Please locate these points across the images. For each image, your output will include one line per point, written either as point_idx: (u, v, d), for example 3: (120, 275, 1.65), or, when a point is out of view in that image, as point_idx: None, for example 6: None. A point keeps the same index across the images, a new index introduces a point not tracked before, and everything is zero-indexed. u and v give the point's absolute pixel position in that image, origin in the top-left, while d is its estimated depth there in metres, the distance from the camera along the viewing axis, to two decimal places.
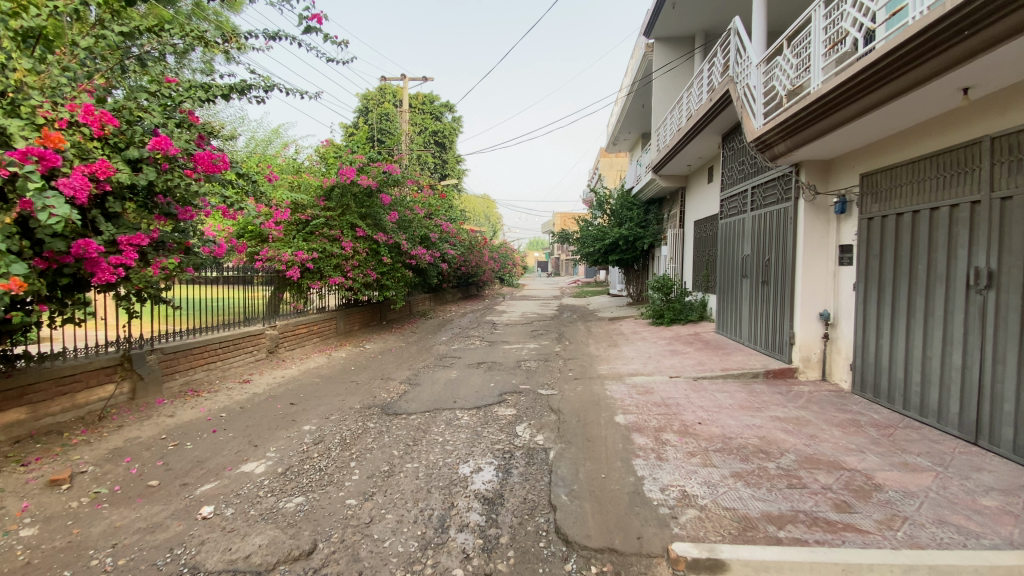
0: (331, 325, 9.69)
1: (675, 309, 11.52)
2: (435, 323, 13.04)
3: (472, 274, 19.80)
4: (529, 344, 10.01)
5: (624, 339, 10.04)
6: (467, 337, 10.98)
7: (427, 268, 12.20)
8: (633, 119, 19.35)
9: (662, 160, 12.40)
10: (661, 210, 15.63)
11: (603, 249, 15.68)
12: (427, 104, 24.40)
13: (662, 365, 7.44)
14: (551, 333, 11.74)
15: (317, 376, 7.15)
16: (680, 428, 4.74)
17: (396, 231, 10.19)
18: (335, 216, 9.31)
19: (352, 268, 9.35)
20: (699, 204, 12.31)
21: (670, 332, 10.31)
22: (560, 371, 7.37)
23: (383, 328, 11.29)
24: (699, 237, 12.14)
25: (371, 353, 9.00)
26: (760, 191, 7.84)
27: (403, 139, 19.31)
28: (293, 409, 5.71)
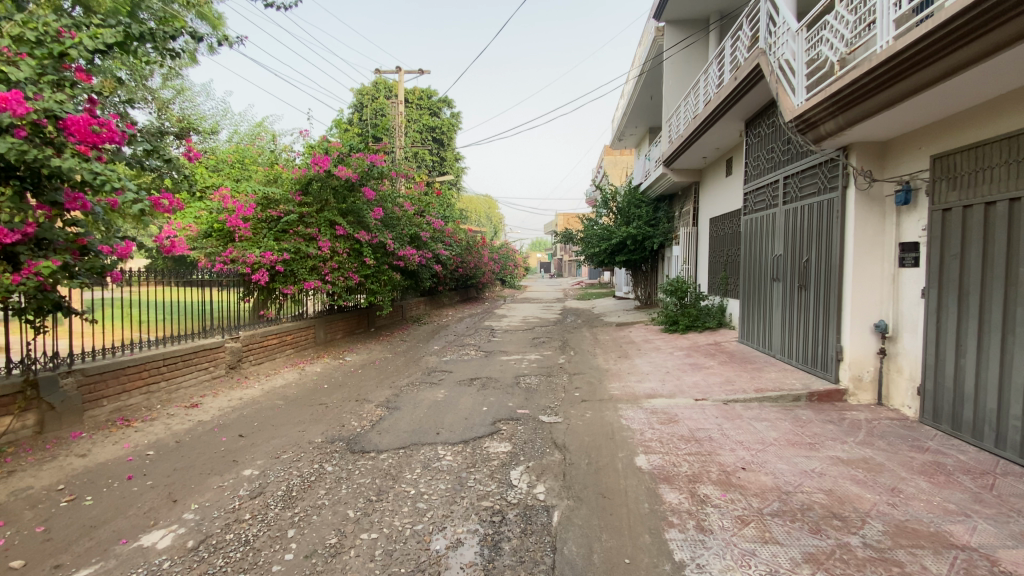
0: (309, 335, 8.66)
1: (690, 315, 10.45)
2: (428, 330, 12.01)
3: (470, 276, 18.74)
4: (529, 354, 8.96)
5: (635, 349, 8.99)
6: (462, 346, 9.95)
7: (419, 271, 11.15)
8: (640, 112, 18.30)
9: (675, 151, 11.35)
10: (672, 207, 14.56)
11: (609, 249, 14.61)
12: (424, 98, 23.36)
13: (684, 383, 6.38)
14: (555, 342, 10.69)
15: (280, 398, 6.12)
16: (721, 478, 3.70)
17: (382, 229, 9.14)
18: (311, 213, 8.30)
19: (330, 271, 8.31)
20: (716, 201, 11.24)
21: (686, 342, 9.24)
22: (565, 391, 6.33)
23: (369, 336, 10.25)
24: (716, 236, 11.07)
25: (351, 366, 7.96)
26: (796, 181, 6.80)
27: (398, 134, 18.30)
28: (240, 444, 4.69)
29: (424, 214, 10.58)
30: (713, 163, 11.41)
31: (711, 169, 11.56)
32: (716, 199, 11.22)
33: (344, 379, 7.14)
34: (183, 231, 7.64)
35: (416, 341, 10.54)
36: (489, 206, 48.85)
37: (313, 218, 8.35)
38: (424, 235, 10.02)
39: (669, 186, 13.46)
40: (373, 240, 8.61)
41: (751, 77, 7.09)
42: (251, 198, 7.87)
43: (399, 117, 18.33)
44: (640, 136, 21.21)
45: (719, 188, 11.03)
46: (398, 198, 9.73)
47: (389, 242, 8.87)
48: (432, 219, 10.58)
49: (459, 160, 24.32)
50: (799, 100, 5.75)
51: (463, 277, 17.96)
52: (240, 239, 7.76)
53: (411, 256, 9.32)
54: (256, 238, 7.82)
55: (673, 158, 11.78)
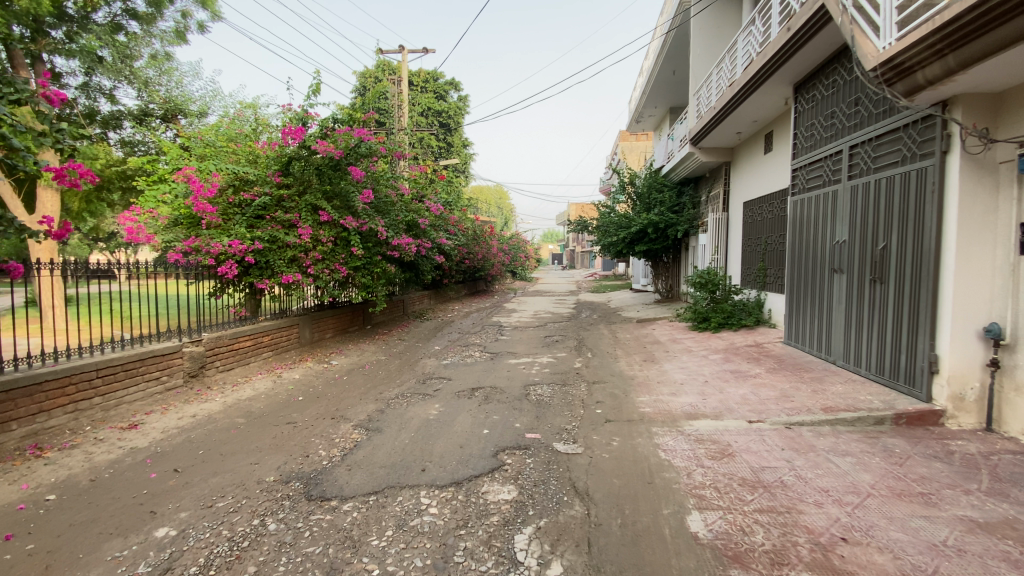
0: (293, 334, 7.65)
1: (723, 312, 9.25)
2: (430, 327, 10.98)
3: (478, 267, 17.65)
4: (541, 357, 7.87)
5: (662, 352, 7.84)
6: (465, 346, 8.89)
7: (418, 264, 10.07)
8: (661, 90, 16.99)
9: (706, 127, 10.11)
10: (697, 192, 13.28)
11: (628, 238, 13.41)
12: (430, 81, 22.15)
13: (730, 399, 5.24)
14: (570, 341, 9.56)
15: (242, 415, 5.10)
16: (817, 559, 2.58)
17: (373, 215, 8.05)
18: (292, 196, 7.29)
19: (313, 262, 7.22)
20: (752, 182, 9.97)
21: (721, 343, 8.05)
22: (585, 407, 5.23)
23: (363, 335, 9.22)
24: (753, 223, 9.81)
25: (334, 372, 6.92)
26: (868, 150, 5.58)
27: (401, 117, 17.20)
28: (173, 484, 3.69)
29: (423, 199, 9.49)
30: (748, 139, 10.14)
31: (745, 146, 10.29)
32: (752, 180, 9.93)
33: (324, 389, 6.11)
34: (144, 217, 6.69)
35: (415, 339, 9.51)
36: (499, 196, 47.59)
37: (293, 202, 7.33)
38: (423, 221, 8.92)
39: (696, 168, 12.19)
40: (363, 228, 7.57)
41: (812, 23, 5.86)
42: (222, 179, 6.90)
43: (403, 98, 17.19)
44: (659, 117, 19.82)
45: (756, 168, 9.76)
46: (393, 180, 8.66)
47: (381, 229, 7.78)
48: (432, 205, 9.47)
49: (467, 146, 23.14)
50: (886, 44, 4.54)
51: (470, 268, 16.90)
52: (208, 226, 6.78)
53: (408, 246, 8.24)
54: (228, 225, 6.84)
55: (702, 135, 10.53)
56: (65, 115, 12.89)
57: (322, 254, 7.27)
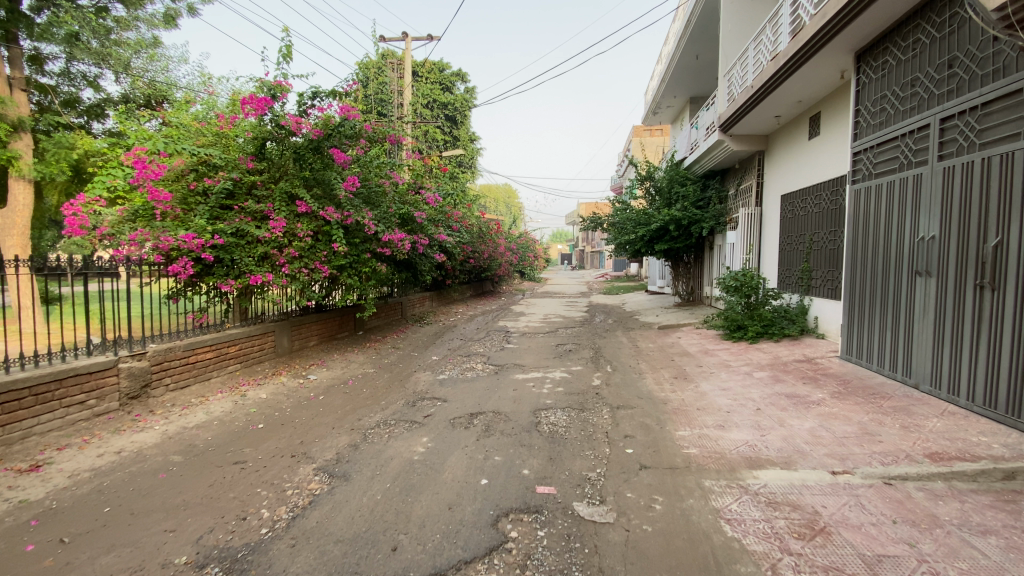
0: (268, 342, 6.63)
1: (762, 320, 8.08)
2: (429, 333, 9.92)
3: (484, 267, 16.57)
4: (553, 371, 6.77)
5: (695, 367, 6.71)
6: (467, 355, 7.84)
7: (416, 263, 8.98)
8: (681, 78, 15.84)
9: (739, 110, 8.99)
10: (724, 185, 12.11)
11: (647, 236, 12.28)
12: (435, 72, 21.07)
13: (796, 438, 4.12)
14: (586, 350, 8.45)
15: (181, 451, 4.07)
16: None
17: (361, 206, 6.97)
18: (266, 183, 6.30)
19: (288, 260, 6.17)
20: (792, 171, 8.79)
21: (763, 357, 6.90)
22: (610, 444, 4.14)
23: (353, 342, 8.18)
24: (794, 217, 8.64)
25: (307, 389, 5.86)
26: (968, 121, 4.45)
27: (405, 109, 16.18)
28: (48, 566, 2.65)
29: (420, 189, 8.42)
30: (788, 123, 8.96)
31: (784, 131, 9.10)
32: (793, 169, 8.74)
33: (292, 412, 5.07)
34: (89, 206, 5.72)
35: (411, 346, 8.46)
36: (507, 194, 46.40)
37: (266, 190, 6.32)
38: (420, 214, 7.83)
39: (724, 158, 11.01)
40: (348, 221, 6.51)
41: None
42: (181, 162, 5.90)
43: (406, 88, 16.16)
44: (677, 108, 18.65)
45: (797, 155, 8.58)
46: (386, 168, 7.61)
47: (369, 222, 6.67)
48: (429, 197, 8.39)
49: (474, 140, 22.07)
50: None
51: (476, 269, 15.82)
52: (164, 216, 5.79)
53: (403, 242, 7.15)
54: (187, 215, 5.85)
55: (735, 119, 9.37)
56: (43, 102, 11.99)
57: (298, 252, 6.23)
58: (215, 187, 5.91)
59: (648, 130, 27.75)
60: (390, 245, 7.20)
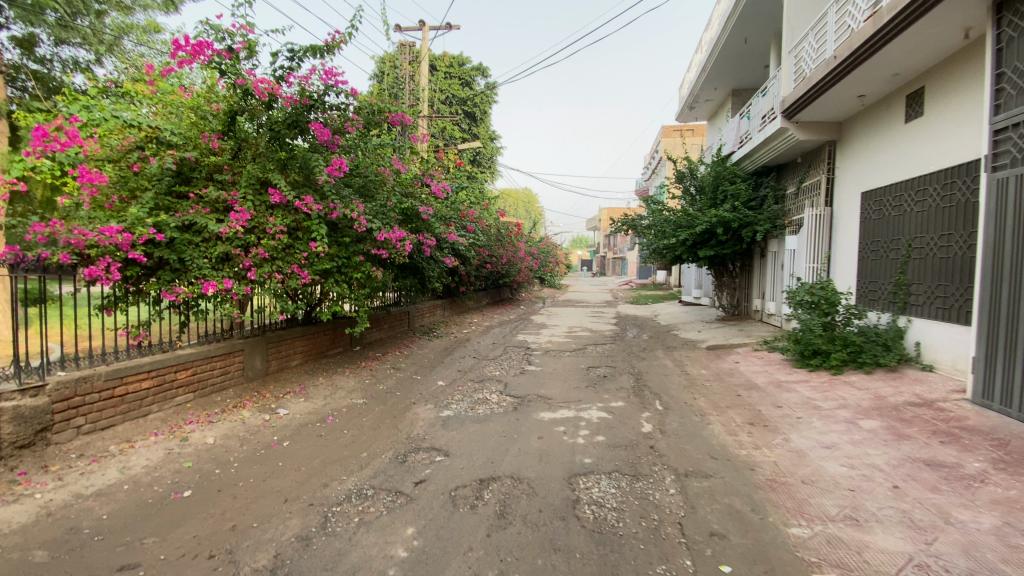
0: (236, 365, 5.38)
1: (846, 344, 6.53)
2: (439, 349, 8.57)
3: (502, 274, 15.19)
4: (588, 408, 5.33)
5: (772, 408, 5.21)
6: (481, 380, 6.46)
7: (422, 266, 7.62)
8: (725, 66, 14.29)
9: (811, 91, 7.52)
10: (779, 182, 10.57)
11: (690, 241, 10.81)
12: (455, 65, 19.87)
13: (988, 556, 2.62)
14: (624, 375, 7.00)
15: (53, 543, 2.77)
16: None
17: (352, 197, 5.63)
18: (233, 167, 5.10)
19: (255, 262, 4.87)
20: (880, 162, 7.22)
21: (860, 395, 5.35)
22: (692, 553, 2.69)
23: (348, 361, 6.88)
24: (881, 219, 7.07)
25: (270, 430, 4.54)
26: None
27: (420, 100, 14.91)
28: None
29: (428, 180, 7.07)
30: (872, 104, 7.42)
31: (868, 114, 7.55)
32: (881, 159, 7.17)
33: (238, 469, 3.74)
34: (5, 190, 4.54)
35: (412, 367, 7.08)
36: (528, 198, 44.94)
37: (232, 175, 5.10)
38: (426, 209, 6.45)
39: (784, 151, 9.46)
40: (334, 215, 5.17)
41: None
42: (126, 137, 4.72)
43: (422, 79, 14.97)
44: (716, 103, 17.11)
45: (887, 142, 7.03)
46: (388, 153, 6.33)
47: (360, 217, 5.30)
48: (438, 189, 7.02)
49: (495, 139, 20.78)
50: None
51: (493, 276, 14.47)
52: (98, 206, 4.58)
53: (404, 243, 5.76)
54: (127, 205, 4.63)
55: (804, 101, 7.87)
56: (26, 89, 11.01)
57: (267, 252, 4.92)
58: (163, 169, 4.66)
59: (678, 130, 26.32)
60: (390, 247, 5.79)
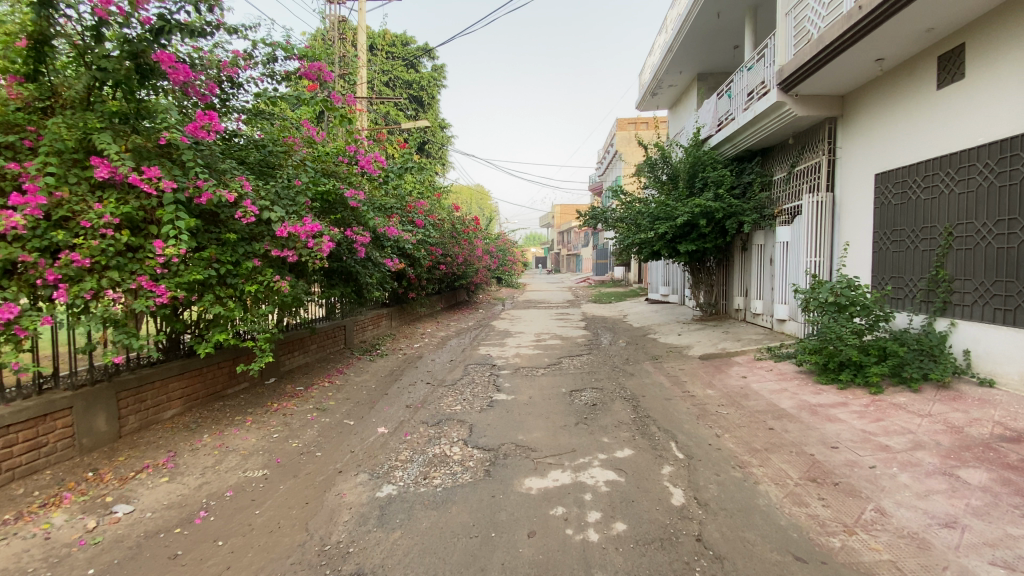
0: (57, 435, 3.56)
1: (882, 353, 5.40)
2: (381, 373, 6.84)
3: (458, 275, 13.50)
4: (587, 464, 3.85)
5: (829, 452, 3.92)
6: (437, 421, 4.86)
7: (355, 270, 5.84)
8: (693, 47, 13.25)
9: (819, 54, 6.40)
10: (765, 167, 9.52)
11: (670, 235, 9.61)
12: (398, 45, 17.73)
13: None
14: (617, 401, 5.58)
15: None
16: None
17: (236, 172, 3.89)
18: (28, 121, 3.23)
19: (69, 273, 3.09)
20: (900, 137, 6.18)
21: (929, 426, 4.17)
22: None
23: (254, 404, 5.13)
24: (904, 204, 6.04)
25: (87, 554, 2.79)
26: None
27: (359, 79, 12.90)
28: None
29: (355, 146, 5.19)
30: (887, 70, 6.36)
31: (883, 82, 6.49)
32: (902, 134, 6.13)
33: None
34: None
35: (342, 407, 5.35)
36: (481, 195, 43.25)
37: (31, 132, 3.22)
38: (354, 193, 4.69)
39: (776, 132, 8.33)
40: (201, 199, 3.44)
41: None
42: None
43: (360, 53, 12.93)
44: (679, 89, 16.14)
45: (911, 113, 5.97)
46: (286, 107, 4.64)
47: (247, 203, 3.58)
48: (370, 162, 5.23)
49: (445, 127, 18.93)
50: None
51: (447, 278, 12.76)
52: None
53: (319, 241, 4.01)
54: None
55: (807, 69, 6.74)
56: None
57: (90, 258, 3.14)
58: None
59: (632, 122, 25.59)
60: (297, 250, 4.01)
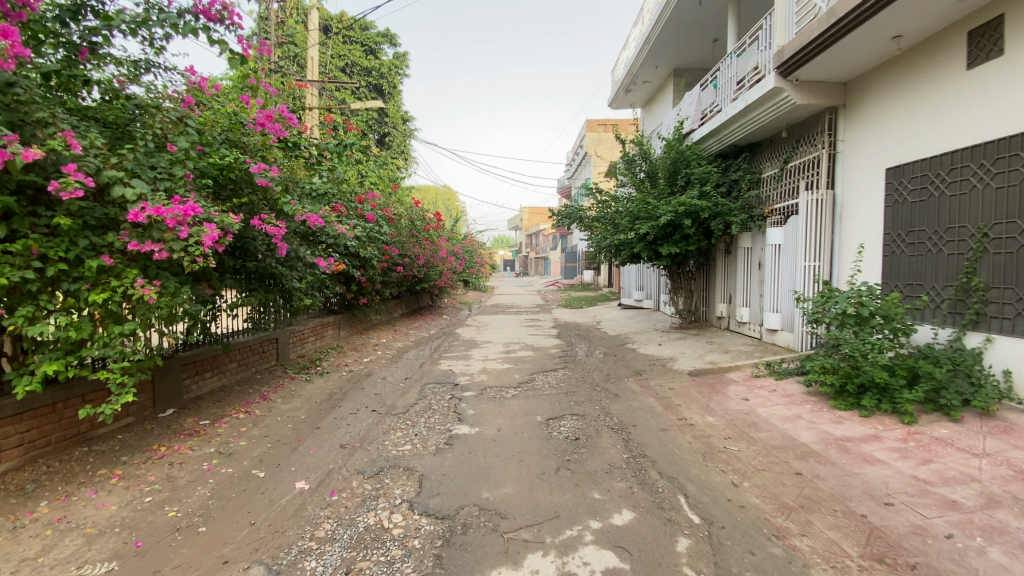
0: None
1: (912, 375, 4.63)
2: (315, 400, 5.60)
3: (418, 278, 12.29)
4: (575, 540, 2.82)
5: (886, 514, 3.03)
6: (377, 471, 3.73)
7: (276, 272, 4.66)
8: (670, 40, 12.55)
9: (827, 32, 5.62)
10: (752, 163, 8.79)
11: (651, 236, 8.72)
12: (356, 29, 16.33)
13: None
14: (603, 434, 4.57)
15: None
16: None
17: (67, 129, 2.71)
18: None
19: None
20: (919, 126, 5.48)
21: (995, 473, 3.37)
22: None
23: (131, 450, 3.92)
24: (924, 202, 5.34)
25: None
26: None
27: (309, 59, 11.55)
28: None
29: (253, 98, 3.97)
30: (903, 51, 5.65)
31: (896, 66, 5.79)
32: (921, 123, 5.43)
33: None
34: None
35: (252, 452, 4.13)
36: (447, 196, 41.93)
37: None
38: (262, 168, 3.54)
39: (768, 123, 7.57)
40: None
41: None
42: None
43: (308, 30, 11.60)
44: (654, 85, 15.47)
45: (933, 99, 5.27)
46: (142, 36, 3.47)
47: (74, 172, 2.43)
48: (274, 122, 3.91)
49: (407, 120, 17.62)
50: None
51: (406, 282, 11.53)
52: None
53: (195, 229, 2.83)
54: None
55: (813, 50, 5.95)
56: None
57: None
58: None
59: (602, 124, 25.08)
60: (165, 243, 2.82)
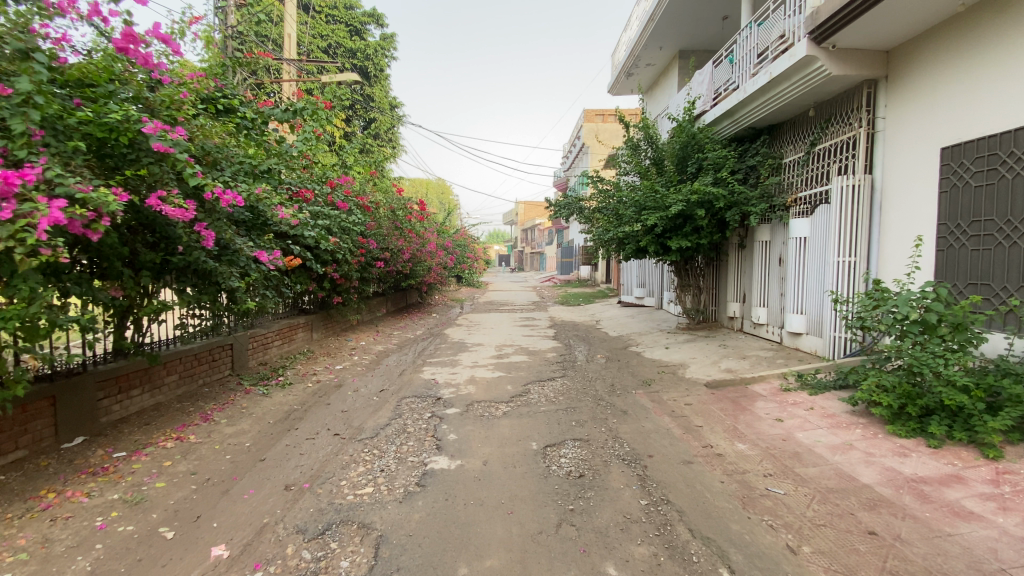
0: None
1: (993, 396, 3.79)
2: (267, 420, 4.69)
3: (404, 274, 11.36)
4: None
5: None
6: (323, 530, 2.86)
7: (207, 269, 3.73)
8: (677, 19, 11.65)
9: None
10: (772, 148, 7.91)
11: (660, 228, 7.84)
12: (340, 7, 15.27)
13: None
14: (614, 468, 3.70)
15: None
16: None
17: None
18: None
19: None
20: (985, 97, 4.61)
21: None
22: None
23: (7, 499, 3.05)
24: (991, 185, 4.49)
25: None
26: None
27: (288, 36, 10.59)
28: None
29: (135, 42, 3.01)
30: (967, 7, 4.76)
31: (958, 27, 4.91)
32: (988, 93, 4.57)
33: None
34: None
35: (168, 499, 3.23)
36: (440, 189, 40.82)
37: None
38: (159, 128, 2.62)
39: (794, 100, 6.69)
40: None
41: None
42: None
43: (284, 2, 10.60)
44: (657, 69, 14.56)
45: (1005, 64, 4.41)
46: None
47: None
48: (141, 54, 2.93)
49: (395, 106, 16.61)
50: None
51: (390, 278, 10.59)
52: None
53: (26, 207, 2.01)
54: None
55: (852, 12, 5.08)
56: None
57: None
58: None
59: (600, 114, 24.21)
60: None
